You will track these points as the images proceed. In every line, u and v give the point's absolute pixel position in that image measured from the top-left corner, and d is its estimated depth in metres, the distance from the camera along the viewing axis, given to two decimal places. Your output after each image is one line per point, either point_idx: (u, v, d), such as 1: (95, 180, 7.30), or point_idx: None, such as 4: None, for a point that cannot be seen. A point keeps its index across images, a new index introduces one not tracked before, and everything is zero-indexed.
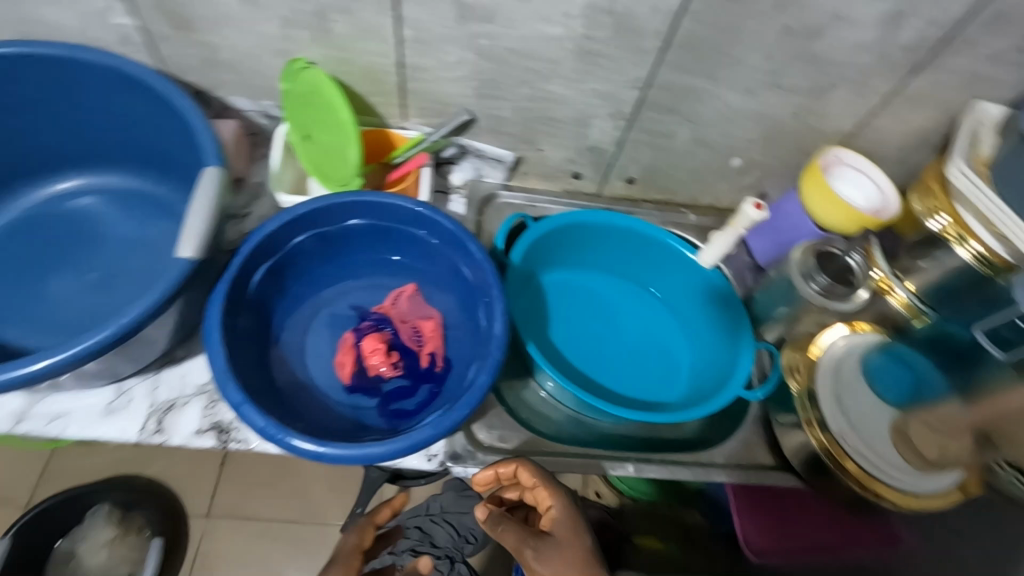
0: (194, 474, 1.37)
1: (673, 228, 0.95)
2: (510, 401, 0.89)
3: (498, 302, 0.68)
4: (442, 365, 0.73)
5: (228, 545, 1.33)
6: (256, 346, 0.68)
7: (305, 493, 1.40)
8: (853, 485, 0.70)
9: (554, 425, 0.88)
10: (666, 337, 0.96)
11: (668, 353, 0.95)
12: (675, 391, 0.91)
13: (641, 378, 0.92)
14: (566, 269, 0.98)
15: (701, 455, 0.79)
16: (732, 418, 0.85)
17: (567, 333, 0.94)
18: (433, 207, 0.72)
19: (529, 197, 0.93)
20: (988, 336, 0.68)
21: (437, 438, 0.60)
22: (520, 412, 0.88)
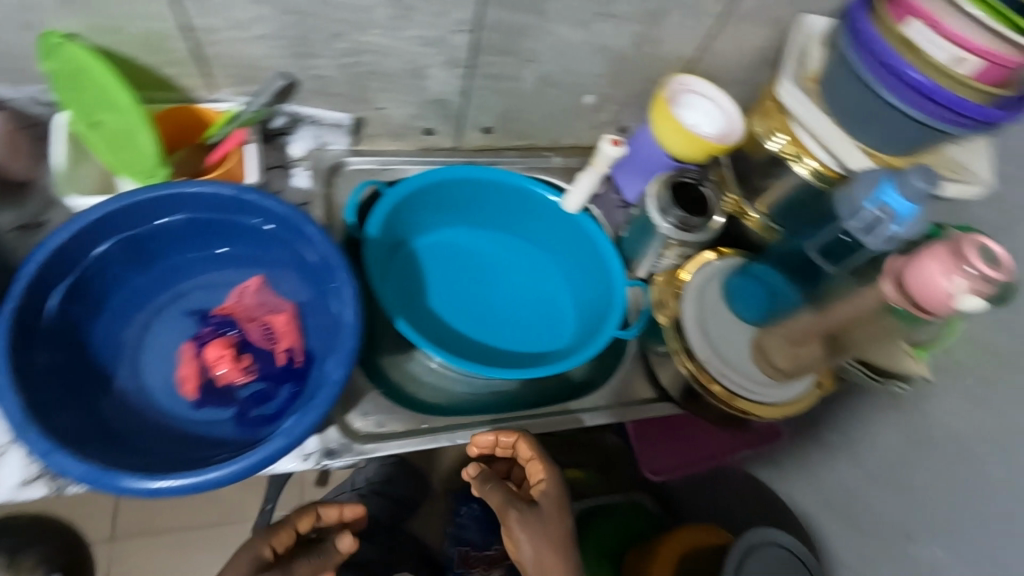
0: (86, 501, 1.27)
1: (539, 174, 0.93)
2: (397, 378, 0.86)
3: (346, 287, 0.63)
4: (302, 360, 0.68)
5: (138, 566, 1.25)
6: (72, 378, 0.60)
7: (218, 495, 1.32)
8: (718, 404, 0.73)
9: (444, 394, 0.86)
10: (547, 285, 0.95)
11: (552, 302, 0.94)
12: (561, 338, 0.91)
13: (526, 331, 0.91)
14: (437, 231, 0.94)
15: (585, 400, 0.81)
16: (613, 357, 0.87)
17: (446, 297, 0.91)
18: (258, 190, 0.64)
19: (381, 160, 0.86)
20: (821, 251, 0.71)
21: (291, 447, 0.56)
22: (408, 388, 0.85)
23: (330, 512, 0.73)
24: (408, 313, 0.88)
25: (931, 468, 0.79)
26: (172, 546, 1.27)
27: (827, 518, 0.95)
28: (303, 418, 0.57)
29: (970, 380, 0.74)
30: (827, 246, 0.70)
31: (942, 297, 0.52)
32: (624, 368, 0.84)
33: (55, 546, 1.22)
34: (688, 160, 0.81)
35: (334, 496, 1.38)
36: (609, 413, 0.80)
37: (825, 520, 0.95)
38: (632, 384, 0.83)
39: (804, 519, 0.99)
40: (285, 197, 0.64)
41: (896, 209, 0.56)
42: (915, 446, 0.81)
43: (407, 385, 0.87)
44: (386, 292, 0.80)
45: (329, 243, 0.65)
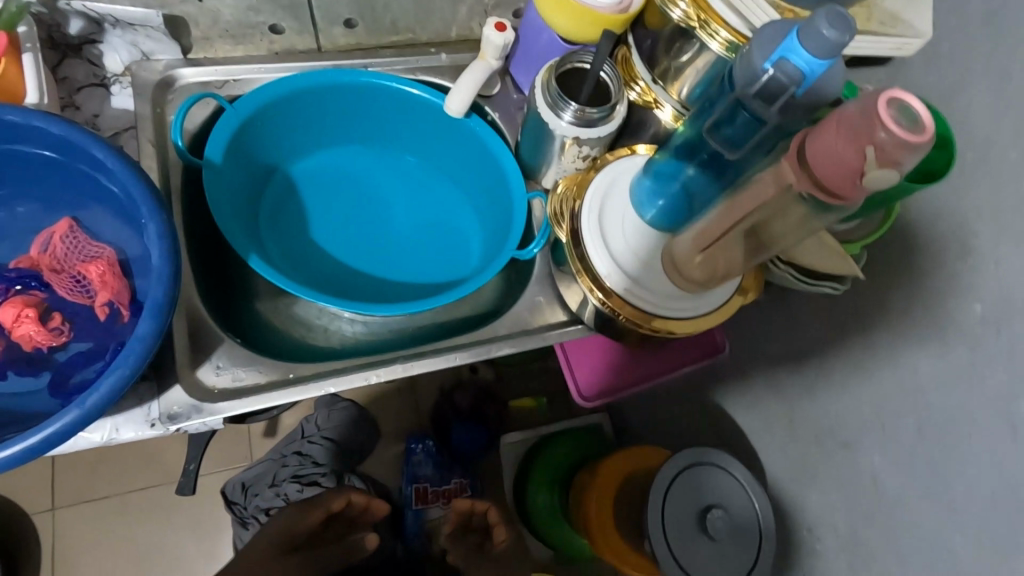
0: (14, 473, 1.20)
1: (423, 76, 0.79)
2: (281, 323, 0.77)
3: (151, 222, 0.51)
4: (127, 314, 0.57)
5: (80, 534, 1.19)
6: None
7: (156, 454, 1.25)
8: (629, 325, 0.65)
9: (335, 336, 0.78)
10: (449, 207, 0.84)
11: (455, 225, 0.83)
12: (466, 264, 0.81)
13: (426, 259, 0.81)
14: (317, 153, 0.82)
15: (488, 328, 0.72)
16: (522, 281, 0.77)
17: (332, 230, 0.80)
18: (22, 109, 0.51)
19: (225, 69, 0.72)
20: (716, 136, 0.61)
21: (84, 421, 0.46)
22: (293, 333, 0.77)
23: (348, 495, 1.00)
24: (286, 251, 0.78)
25: (866, 374, 0.72)
26: (106, 512, 1.21)
27: (766, 431, 0.89)
28: (98, 384, 0.47)
29: (906, 274, 0.66)
30: (728, 133, 0.60)
31: (851, 173, 0.41)
32: (534, 292, 0.75)
33: None
34: (584, 40, 0.67)
35: (283, 445, 1.25)
36: (517, 342, 0.71)
37: (766, 433, 0.90)
38: (542, 309, 0.74)
39: (744, 433, 0.95)
40: (61, 115, 0.52)
41: (799, 69, 0.45)
42: (849, 350, 0.74)
43: (295, 331, 0.78)
44: (244, 228, 0.69)
45: (125, 170, 0.52)
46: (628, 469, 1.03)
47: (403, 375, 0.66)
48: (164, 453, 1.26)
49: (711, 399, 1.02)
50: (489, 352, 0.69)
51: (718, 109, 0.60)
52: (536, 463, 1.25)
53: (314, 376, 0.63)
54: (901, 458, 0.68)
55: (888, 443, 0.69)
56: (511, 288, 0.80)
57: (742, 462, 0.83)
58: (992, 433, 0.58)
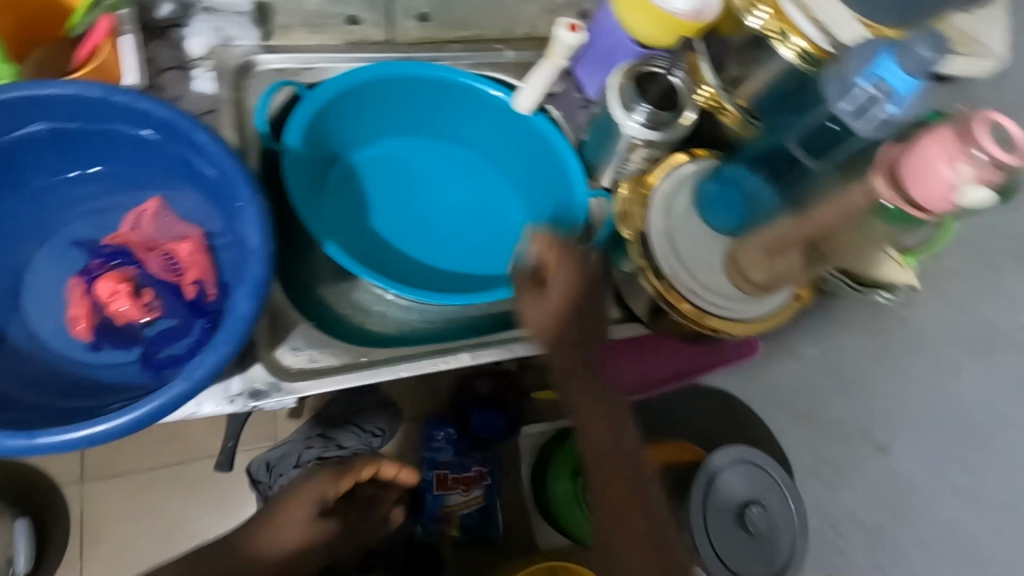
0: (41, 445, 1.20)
1: (488, 71, 0.80)
2: (340, 307, 0.79)
3: (251, 205, 0.54)
4: (213, 293, 0.59)
5: (107, 508, 1.19)
6: None
7: (184, 431, 1.26)
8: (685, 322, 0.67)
9: (392, 322, 0.79)
10: (503, 201, 0.85)
11: (512, 218, 0.85)
12: (520, 258, 0.83)
13: (483, 251, 0.83)
14: (378, 142, 0.84)
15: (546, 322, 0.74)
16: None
17: (390, 218, 0.82)
18: (130, 91, 0.53)
19: (299, 57, 0.72)
20: (799, 146, 0.63)
21: (192, 394, 0.49)
22: (352, 317, 0.78)
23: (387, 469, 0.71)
24: (347, 236, 0.79)
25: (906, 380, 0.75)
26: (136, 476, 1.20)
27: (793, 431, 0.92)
28: (203, 358, 0.49)
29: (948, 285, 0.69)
30: (811, 142, 0.62)
31: (943, 189, 0.44)
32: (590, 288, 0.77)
33: (18, 490, 1.16)
34: (655, 46, 0.70)
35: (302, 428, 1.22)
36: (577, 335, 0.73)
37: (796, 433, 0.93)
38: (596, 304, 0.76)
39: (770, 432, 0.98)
40: (165, 99, 0.54)
41: (894, 86, 0.47)
42: (882, 355, 0.76)
43: (352, 316, 0.79)
44: (315, 215, 0.71)
45: (225, 154, 0.54)
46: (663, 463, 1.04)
47: (470, 363, 0.68)
48: (192, 430, 1.26)
49: (738, 398, 1.05)
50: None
51: (808, 120, 0.62)
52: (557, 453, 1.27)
53: (386, 360, 0.66)
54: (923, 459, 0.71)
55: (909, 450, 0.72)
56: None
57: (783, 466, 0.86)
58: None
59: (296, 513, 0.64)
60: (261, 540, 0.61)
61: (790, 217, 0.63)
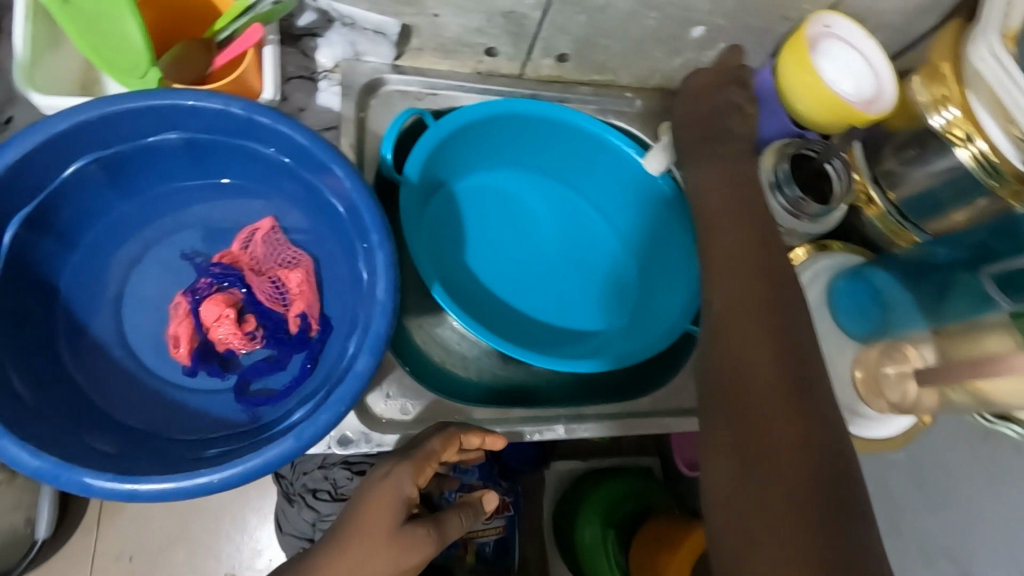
0: None
1: (615, 120, 0.76)
2: (421, 343, 0.74)
3: (381, 250, 0.50)
4: (317, 330, 0.55)
5: None
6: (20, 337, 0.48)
7: None
8: None
9: (472, 367, 0.74)
10: (606, 253, 0.80)
11: (610, 274, 0.79)
12: (618, 318, 0.77)
13: (576, 305, 0.77)
14: (484, 172, 0.79)
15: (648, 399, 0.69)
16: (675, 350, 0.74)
17: (489, 254, 0.77)
18: (274, 111, 0.50)
19: (428, 81, 0.70)
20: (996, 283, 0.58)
21: (299, 451, 0.45)
22: (432, 356, 0.73)
23: (471, 441, 0.58)
24: (443, 268, 0.74)
25: None
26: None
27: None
28: (314, 415, 0.46)
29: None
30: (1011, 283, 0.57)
31: None
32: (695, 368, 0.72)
33: None
34: (812, 129, 0.65)
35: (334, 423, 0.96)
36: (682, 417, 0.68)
37: None
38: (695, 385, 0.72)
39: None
40: (309, 125, 0.51)
41: None
42: None
43: (433, 353, 0.74)
44: (423, 247, 0.66)
45: (360, 191, 0.51)
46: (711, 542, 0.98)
47: (563, 436, 0.64)
48: None
49: None
50: (647, 426, 0.67)
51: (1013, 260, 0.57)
52: (591, 497, 1.16)
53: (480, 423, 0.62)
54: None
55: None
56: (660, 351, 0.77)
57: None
58: None
59: (378, 524, 0.51)
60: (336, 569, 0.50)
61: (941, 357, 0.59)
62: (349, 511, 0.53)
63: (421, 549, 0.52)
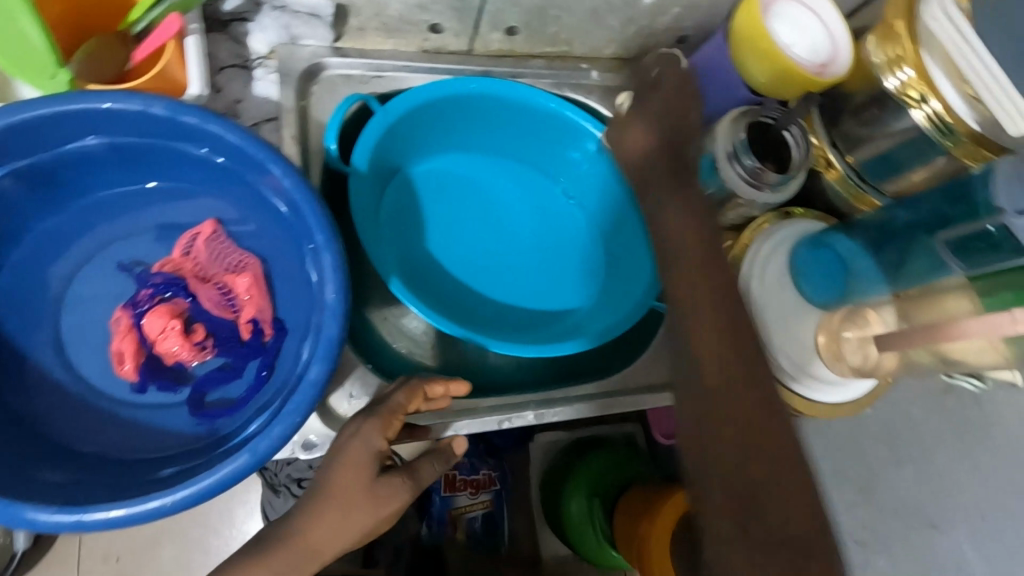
0: None
1: (571, 93, 0.74)
2: (386, 336, 0.72)
3: (327, 252, 0.48)
4: (270, 335, 0.53)
5: None
6: None
7: None
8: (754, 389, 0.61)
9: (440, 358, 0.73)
10: (571, 231, 0.79)
11: (576, 252, 0.78)
12: (589, 296, 0.76)
13: (543, 287, 0.76)
14: (441, 155, 0.77)
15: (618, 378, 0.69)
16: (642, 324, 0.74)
17: (451, 240, 0.75)
18: (200, 110, 0.47)
19: (372, 63, 0.66)
20: (950, 247, 0.59)
21: (257, 465, 0.44)
22: (398, 349, 0.72)
23: (436, 389, 0.57)
24: (403, 258, 0.72)
25: None
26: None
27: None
28: (268, 430, 0.44)
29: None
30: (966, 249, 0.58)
31: None
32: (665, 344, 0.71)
33: None
34: (768, 96, 0.64)
35: None
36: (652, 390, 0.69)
37: None
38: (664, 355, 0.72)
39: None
40: (240, 123, 0.48)
41: None
42: None
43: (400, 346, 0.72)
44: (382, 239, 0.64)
45: (301, 191, 0.48)
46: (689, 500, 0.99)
47: (534, 422, 0.64)
48: None
49: None
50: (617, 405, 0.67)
51: (961, 228, 0.58)
52: (578, 470, 1.17)
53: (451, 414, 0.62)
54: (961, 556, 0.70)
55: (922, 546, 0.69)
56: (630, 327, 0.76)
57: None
58: None
59: (351, 483, 0.51)
60: (316, 529, 0.50)
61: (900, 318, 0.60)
62: (320, 473, 0.53)
63: (397, 498, 0.52)
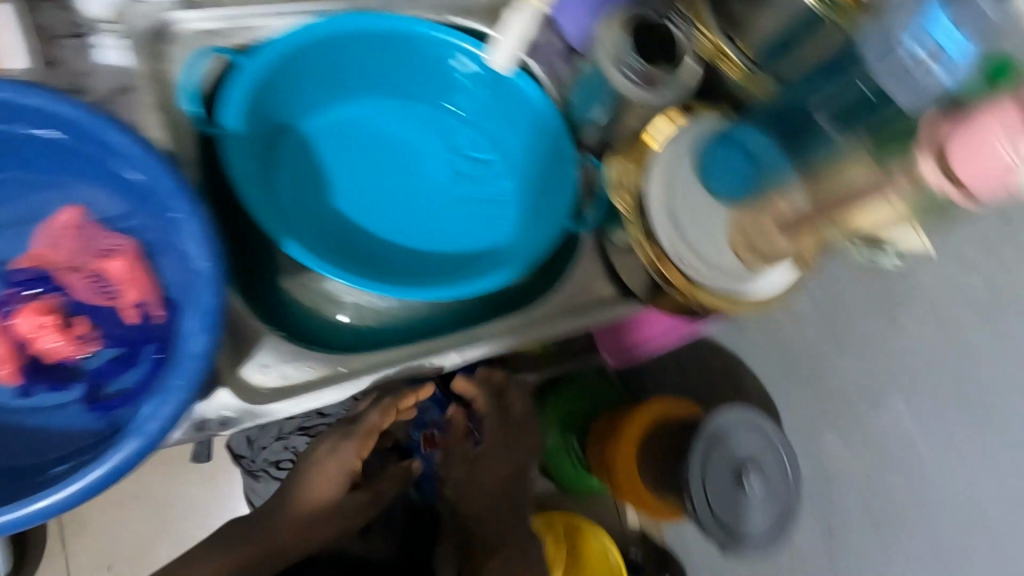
0: None
1: (454, 18, 0.69)
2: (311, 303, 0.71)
3: (189, 219, 0.45)
4: (159, 315, 0.50)
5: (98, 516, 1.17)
6: None
7: None
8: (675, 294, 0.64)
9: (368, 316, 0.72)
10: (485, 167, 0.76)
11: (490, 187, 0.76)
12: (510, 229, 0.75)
13: (461, 227, 0.74)
14: (334, 105, 0.73)
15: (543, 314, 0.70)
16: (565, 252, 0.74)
17: (357, 192, 0.72)
18: (18, 84, 0.43)
19: (229, 12, 0.61)
20: (831, 119, 0.57)
21: (150, 449, 0.42)
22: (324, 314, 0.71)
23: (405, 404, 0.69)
24: (309, 220, 0.69)
25: None
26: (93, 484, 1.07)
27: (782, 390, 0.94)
28: (155, 411, 0.43)
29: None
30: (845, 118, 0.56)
31: (1001, 173, 0.39)
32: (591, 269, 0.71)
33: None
34: None
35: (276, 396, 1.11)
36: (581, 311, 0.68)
37: None
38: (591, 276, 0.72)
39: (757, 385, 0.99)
40: (65, 92, 0.44)
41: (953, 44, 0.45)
42: None
43: (324, 310, 0.71)
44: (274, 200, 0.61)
45: (148, 157, 0.45)
46: (655, 418, 1.02)
47: (460, 362, 0.64)
48: None
49: None
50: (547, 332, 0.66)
51: (839, 91, 0.56)
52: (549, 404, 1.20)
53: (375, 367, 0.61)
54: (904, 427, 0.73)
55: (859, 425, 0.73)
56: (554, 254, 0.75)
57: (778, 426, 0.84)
58: None
59: (327, 497, 0.72)
60: (311, 526, 0.71)
61: (800, 197, 0.57)
62: (306, 471, 0.72)
63: (362, 510, 0.74)
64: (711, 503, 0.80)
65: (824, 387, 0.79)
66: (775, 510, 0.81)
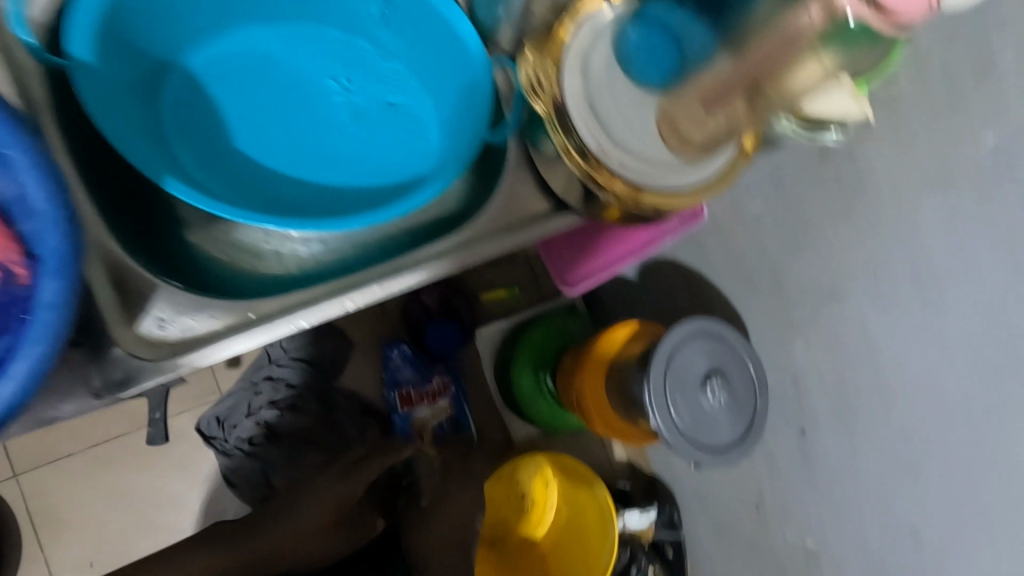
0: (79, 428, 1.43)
1: None
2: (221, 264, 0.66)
3: (25, 165, 0.45)
4: (23, 273, 0.49)
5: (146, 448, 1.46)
6: None
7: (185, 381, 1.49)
8: (613, 200, 0.60)
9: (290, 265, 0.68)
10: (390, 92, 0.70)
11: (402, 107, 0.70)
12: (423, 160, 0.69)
13: (374, 154, 0.68)
14: (211, 31, 0.66)
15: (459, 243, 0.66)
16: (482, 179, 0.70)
17: (249, 130, 0.65)
18: None
19: None
20: None
21: (7, 414, 0.43)
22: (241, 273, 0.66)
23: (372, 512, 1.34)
24: (199, 163, 0.63)
25: (853, 211, 0.77)
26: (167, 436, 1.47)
27: (727, 275, 1.02)
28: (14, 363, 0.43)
29: (956, 91, 0.66)
30: None
31: None
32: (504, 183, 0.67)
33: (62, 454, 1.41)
34: None
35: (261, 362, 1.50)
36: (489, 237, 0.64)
37: (749, 294, 0.98)
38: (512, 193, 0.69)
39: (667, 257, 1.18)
40: None
41: None
42: (842, 201, 0.78)
43: (239, 268, 0.67)
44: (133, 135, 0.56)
45: None
46: (623, 341, 1.02)
47: (385, 294, 0.60)
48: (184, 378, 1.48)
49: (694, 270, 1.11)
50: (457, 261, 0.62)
51: None
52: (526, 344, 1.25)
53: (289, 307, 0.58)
54: (765, 261, 0.93)
55: (882, 287, 0.76)
56: (477, 184, 0.70)
57: (742, 334, 0.83)
58: (990, 265, 0.66)
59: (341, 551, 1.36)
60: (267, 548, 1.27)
61: (730, 63, 0.53)
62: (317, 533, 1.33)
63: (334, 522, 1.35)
64: (678, 418, 0.79)
65: (786, 269, 0.90)
66: (742, 418, 0.82)
